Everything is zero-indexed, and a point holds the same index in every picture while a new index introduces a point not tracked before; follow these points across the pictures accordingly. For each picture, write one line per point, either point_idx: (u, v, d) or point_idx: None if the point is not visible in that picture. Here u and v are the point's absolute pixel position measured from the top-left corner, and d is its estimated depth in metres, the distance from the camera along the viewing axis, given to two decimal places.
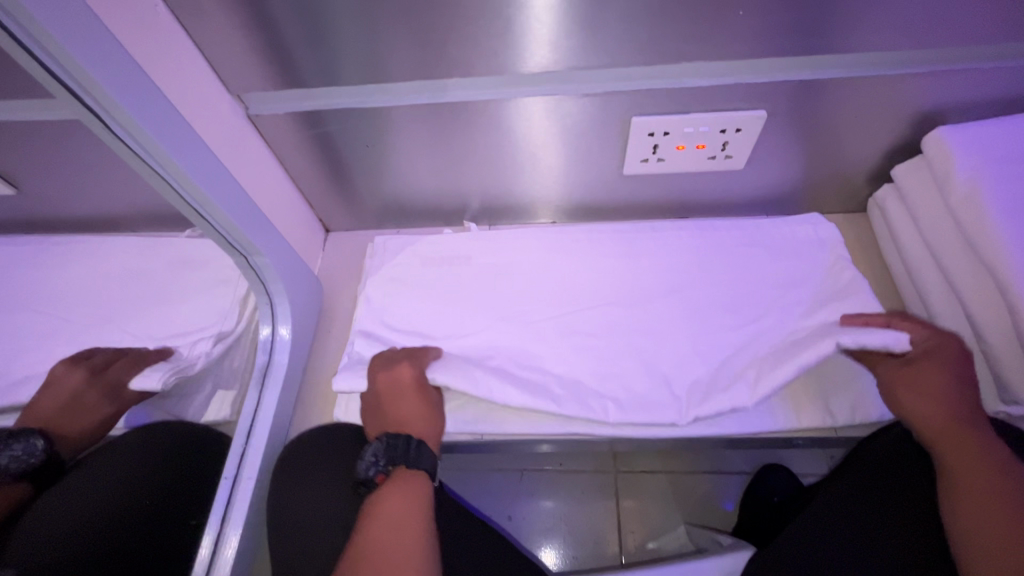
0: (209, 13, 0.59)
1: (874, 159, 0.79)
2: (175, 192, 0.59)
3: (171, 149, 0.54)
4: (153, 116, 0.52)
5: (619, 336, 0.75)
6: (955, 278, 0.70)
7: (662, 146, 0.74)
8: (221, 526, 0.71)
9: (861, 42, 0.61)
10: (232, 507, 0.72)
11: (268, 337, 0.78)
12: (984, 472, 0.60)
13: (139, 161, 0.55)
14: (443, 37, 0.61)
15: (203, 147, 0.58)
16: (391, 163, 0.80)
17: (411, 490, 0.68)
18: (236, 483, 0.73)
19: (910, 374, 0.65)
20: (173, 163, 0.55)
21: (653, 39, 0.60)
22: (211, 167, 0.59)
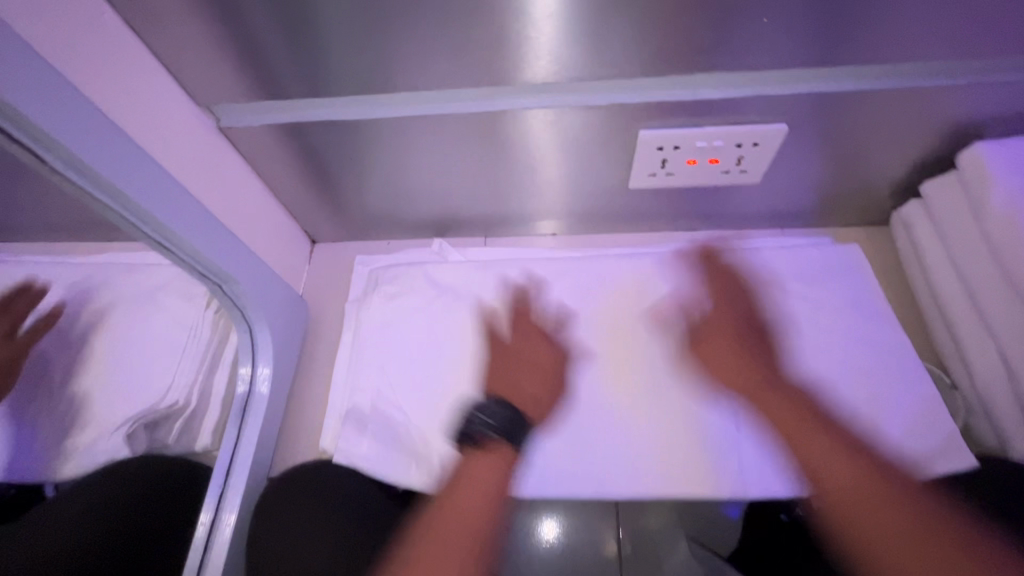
0: (169, 19, 0.53)
1: (901, 172, 0.73)
2: (127, 225, 0.53)
3: (126, 184, 0.48)
4: (103, 153, 0.46)
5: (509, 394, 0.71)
6: (981, 299, 0.65)
7: (671, 160, 0.68)
8: (221, 501, 0.68)
9: (890, 49, 0.55)
10: (232, 474, 0.69)
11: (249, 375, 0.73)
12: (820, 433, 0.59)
13: (99, 208, 0.50)
14: (428, 46, 0.54)
15: (163, 175, 0.53)
16: (379, 175, 0.75)
17: (499, 475, 0.61)
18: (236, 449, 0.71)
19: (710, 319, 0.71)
20: (132, 199, 0.49)
21: (664, 49, 0.54)
22: (175, 199, 0.54)
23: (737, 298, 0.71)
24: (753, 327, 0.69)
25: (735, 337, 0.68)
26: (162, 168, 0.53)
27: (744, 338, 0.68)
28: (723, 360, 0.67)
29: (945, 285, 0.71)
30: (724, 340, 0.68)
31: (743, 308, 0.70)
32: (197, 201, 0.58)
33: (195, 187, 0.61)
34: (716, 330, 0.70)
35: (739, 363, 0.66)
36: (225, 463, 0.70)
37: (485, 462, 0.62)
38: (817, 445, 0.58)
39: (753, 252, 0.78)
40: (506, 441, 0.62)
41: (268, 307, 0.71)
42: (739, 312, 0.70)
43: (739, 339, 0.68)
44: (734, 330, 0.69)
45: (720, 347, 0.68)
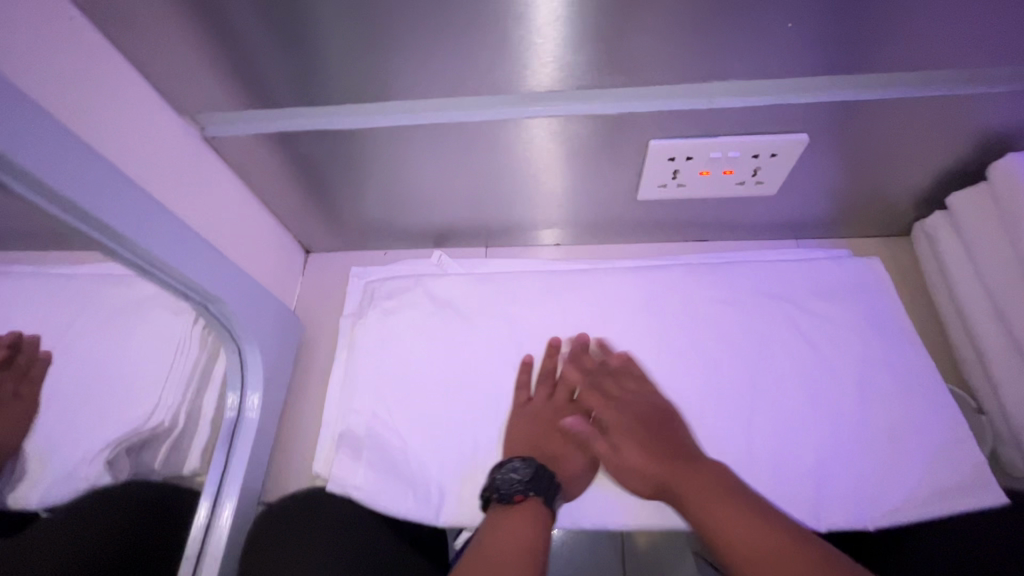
0: (148, 25, 0.49)
1: (926, 183, 0.69)
2: (100, 248, 0.49)
3: (103, 208, 0.45)
4: (78, 175, 0.42)
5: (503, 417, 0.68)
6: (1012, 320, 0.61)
7: (683, 171, 0.64)
8: (220, 487, 0.68)
9: (925, 57, 0.51)
10: (230, 464, 0.69)
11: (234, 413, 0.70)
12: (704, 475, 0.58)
13: (73, 237, 0.46)
14: (428, 52, 0.50)
15: (140, 193, 0.49)
16: (375, 185, 0.71)
17: (529, 525, 0.56)
18: (235, 438, 0.70)
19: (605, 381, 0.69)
20: (106, 223, 0.45)
21: (682, 56, 0.50)
22: (157, 221, 0.51)
23: (620, 402, 0.67)
24: (646, 424, 0.64)
25: (631, 434, 0.64)
26: (143, 189, 0.49)
27: (642, 429, 0.64)
28: (631, 460, 0.62)
29: (971, 304, 0.66)
30: (631, 441, 0.63)
31: (631, 403, 0.66)
32: (182, 221, 0.55)
33: (179, 202, 0.58)
34: (603, 437, 0.65)
35: (662, 449, 0.62)
36: (224, 450, 0.69)
37: (520, 514, 0.57)
38: (711, 515, 0.55)
39: (762, 268, 0.75)
40: (537, 496, 0.58)
41: (259, 325, 0.68)
42: (627, 414, 0.66)
43: (621, 434, 0.64)
44: (636, 428, 0.64)
45: (624, 442, 0.64)
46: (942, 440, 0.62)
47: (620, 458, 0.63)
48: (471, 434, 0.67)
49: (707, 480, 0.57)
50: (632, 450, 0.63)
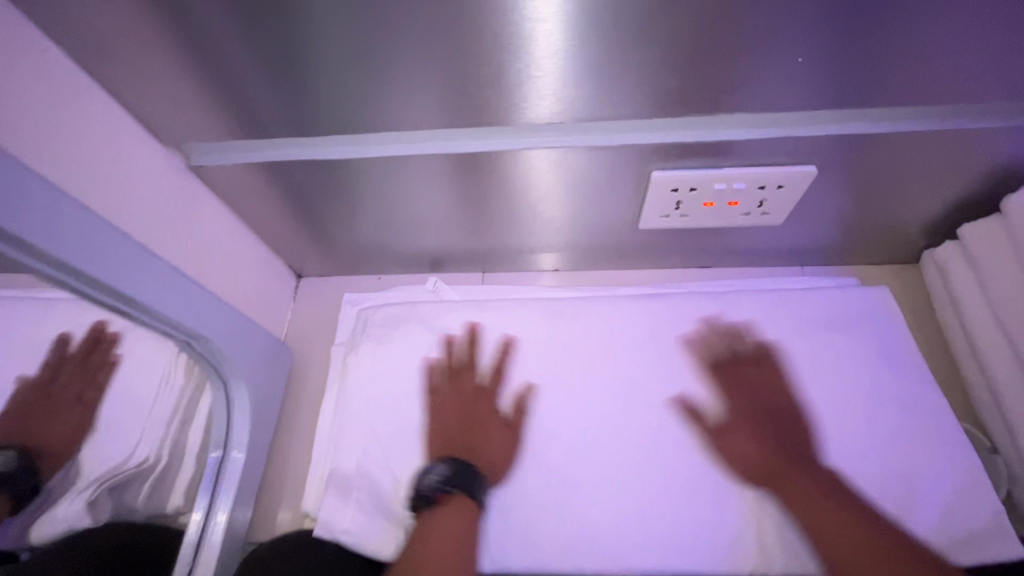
0: (126, 55, 0.47)
1: (936, 213, 0.67)
2: (72, 290, 0.46)
3: (75, 252, 0.42)
4: (48, 219, 0.40)
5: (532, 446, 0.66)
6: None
7: (686, 202, 0.63)
8: (209, 506, 0.65)
9: (939, 92, 0.49)
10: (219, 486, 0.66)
11: (218, 458, 0.67)
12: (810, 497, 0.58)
13: (43, 279, 0.44)
14: (420, 83, 0.48)
15: (117, 231, 0.47)
16: (369, 213, 0.69)
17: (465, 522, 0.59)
18: (224, 459, 0.67)
19: (740, 372, 0.68)
20: (78, 267, 0.43)
21: (684, 88, 0.48)
22: (135, 260, 0.48)
23: (752, 388, 0.67)
24: (758, 416, 0.65)
25: (749, 425, 0.64)
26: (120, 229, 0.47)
27: (757, 421, 0.64)
28: (744, 444, 0.63)
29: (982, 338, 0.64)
30: (742, 429, 0.64)
31: (768, 388, 0.67)
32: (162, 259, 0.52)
33: (161, 236, 0.56)
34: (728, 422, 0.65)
35: (778, 440, 0.62)
36: (213, 469, 0.67)
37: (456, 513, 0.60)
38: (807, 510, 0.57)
39: (768, 297, 0.73)
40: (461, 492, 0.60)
41: (245, 358, 0.66)
42: (747, 402, 0.66)
43: (746, 422, 0.65)
44: (763, 418, 0.64)
45: (739, 426, 0.64)
46: (954, 483, 0.61)
47: (731, 447, 0.64)
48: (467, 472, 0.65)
49: (810, 483, 0.59)
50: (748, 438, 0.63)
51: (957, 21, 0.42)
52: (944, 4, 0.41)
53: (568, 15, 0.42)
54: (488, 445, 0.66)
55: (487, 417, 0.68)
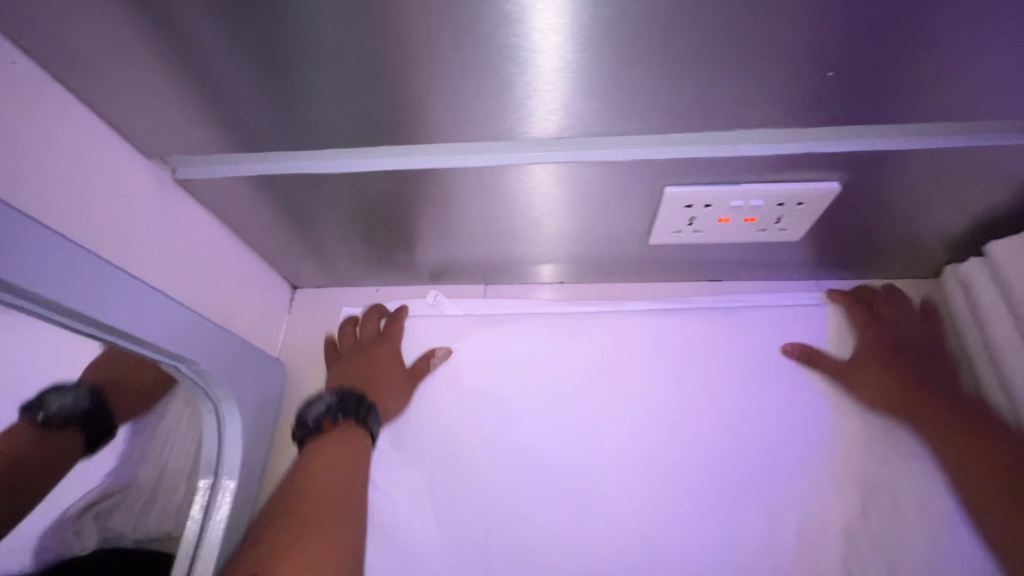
0: (101, 67, 0.44)
1: (961, 229, 0.64)
2: (41, 317, 0.43)
3: (46, 283, 0.40)
4: (16, 251, 0.37)
5: (549, 466, 0.64)
6: None
7: (700, 218, 0.60)
8: (201, 531, 0.63)
9: (975, 108, 0.46)
10: (211, 511, 0.63)
11: (210, 483, 0.64)
12: (981, 430, 0.58)
13: (11, 307, 0.41)
14: (418, 97, 0.45)
15: (93, 256, 0.44)
16: (366, 225, 0.66)
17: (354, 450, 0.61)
18: (217, 484, 0.64)
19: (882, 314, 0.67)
20: (47, 297, 0.40)
21: (701, 103, 0.45)
22: (114, 287, 0.45)
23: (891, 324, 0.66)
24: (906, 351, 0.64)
25: (883, 358, 0.64)
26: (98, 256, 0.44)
27: (895, 357, 0.63)
28: (873, 382, 0.64)
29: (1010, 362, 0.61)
30: (878, 366, 0.64)
31: (893, 326, 0.66)
32: (145, 282, 0.49)
33: (145, 255, 0.53)
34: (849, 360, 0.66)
35: (907, 377, 0.62)
36: (205, 493, 0.64)
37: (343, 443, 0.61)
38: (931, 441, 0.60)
39: (785, 313, 0.71)
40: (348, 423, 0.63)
41: (236, 379, 0.63)
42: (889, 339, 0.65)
43: (874, 358, 0.64)
44: (888, 357, 0.64)
45: (871, 366, 0.64)
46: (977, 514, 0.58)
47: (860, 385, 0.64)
48: (470, 497, 0.63)
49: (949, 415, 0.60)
50: (871, 375, 0.64)
51: (1000, 35, 0.39)
52: (988, 17, 0.37)
53: (577, 27, 0.38)
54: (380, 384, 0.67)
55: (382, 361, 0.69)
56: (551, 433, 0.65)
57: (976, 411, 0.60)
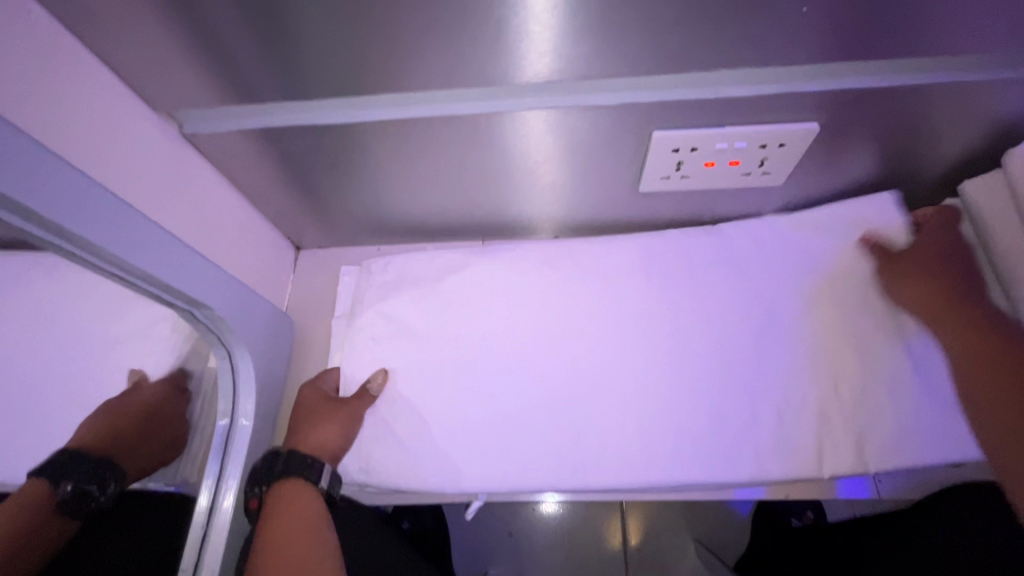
0: (110, 18, 0.46)
1: (938, 171, 0.67)
2: (69, 254, 0.47)
3: (75, 224, 0.43)
4: (49, 193, 0.41)
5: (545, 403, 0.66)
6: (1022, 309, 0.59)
7: (687, 163, 0.62)
8: (221, 468, 0.67)
9: (945, 45, 0.48)
10: (232, 449, 0.67)
11: (226, 427, 0.67)
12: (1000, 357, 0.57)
13: (43, 244, 0.45)
14: (414, 43, 0.47)
15: (114, 199, 0.47)
16: (365, 180, 0.68)
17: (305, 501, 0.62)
18: (233, 426, 0.68)
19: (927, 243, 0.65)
20: (78, 236, 0.43)
21: (685, 43, 0.47)
22: (135, 229, 0.49)
23: (931, 232, 0.66)
24: (945, 255, 0.64)
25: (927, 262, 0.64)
26: (118, 202, 0.47)
27: (935, 257, 0.64)
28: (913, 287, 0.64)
29: (1011, 284, 0.61)
30: (920, 266, 0.64)
31: (941, 235, 0.65)
32: (161, 228, 0.53)
33: (157, 205, 0.55)
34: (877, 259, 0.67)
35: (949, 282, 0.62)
36: (222, 434, 0.67)
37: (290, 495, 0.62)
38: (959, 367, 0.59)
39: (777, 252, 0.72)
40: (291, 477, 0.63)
41: (247, 329, 0.66)
42: (936, 245, 0.64)
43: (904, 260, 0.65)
44: (931, 258, 0.64)
45: (908, 271, 0.64)
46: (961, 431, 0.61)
47: (895, 289, 0.65)
48: (477, 434, 0.66)
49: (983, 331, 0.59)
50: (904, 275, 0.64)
51: None
52: None
53: None
54: (324, 438, 0.65)
55: (322, 414, 0.67)
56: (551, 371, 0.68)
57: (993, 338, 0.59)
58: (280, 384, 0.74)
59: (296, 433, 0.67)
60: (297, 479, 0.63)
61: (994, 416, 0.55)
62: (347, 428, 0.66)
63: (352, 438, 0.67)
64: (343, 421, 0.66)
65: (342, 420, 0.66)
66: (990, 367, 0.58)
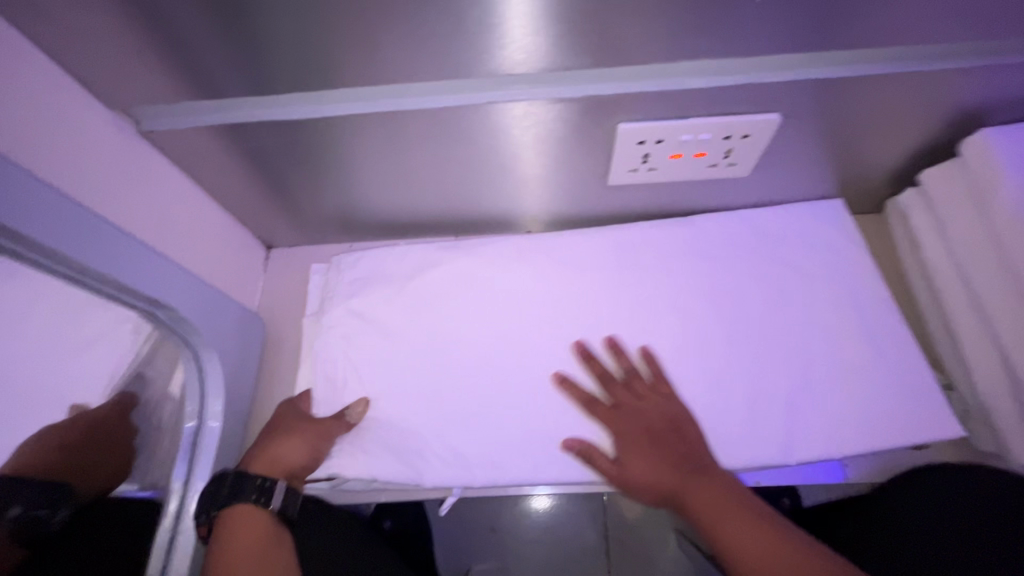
0: (58, 13, 0.44)
1: (899, 160, 0.68)
2: (22, 258, 0.45)
3: (30, 227, 0.42)
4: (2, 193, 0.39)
5: (520, 396, 0.66)
6: (979, 294, 0.61)
7: (653, 155, 0.63)
8: (189, 471, 0.66)
9: (900, 35, 0.49)
10: (198, 452, 0.66)
11: (194, 429, 0.67)
12: (739, 522, 0.54)
13: None
14: (373, 35, 0.47)
15: (71, 201, 0.46)
16: (332, 177, 0.67)
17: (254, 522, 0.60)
18: (201, 427, 0.67)
19: (639, 391, 0.65)
20: (33, 241, 0.42)
21: (646, 34, 0.48)
22: (93, 231, 0.48)
23: (626, 411, 0.64)
24: (653, 432, 0.62)
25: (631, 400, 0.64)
26: (76, 204, 0.46)
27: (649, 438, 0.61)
28: (639, 449, 0.61)
29: (968, 270, 0.62)
30: (636, 444, 0.61)
31: (646, 409, 0.63)
32: (121, 228, 0.51)
33: (115, 205, 0.54)
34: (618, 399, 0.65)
35: (666, 456, 0.60)
36: (190, 437, 0.66)
37: (238, 521, 0.60)
38: (724, 524, 0.55)
39: (743, 241, 0.73)
40: (240, 502, 0.60)
41: (215, 329, 0.65)
42: (634, 425, 0.62)
43: (628, 408, 0.64)
44: (642, 438, 0.62)
45: (633, 424, 0.63)
46: (923, 411, 0.63)
47: (627, 465, 0.61)
48: (451, 430, 0.65)
49: (723, 486, 0.57)
50: (623, 422, 0.63)
51: None
52: None
53: None
54: (289, 455, 0.64)
55: (288, 431, 0.65)
56: (523, 364, 0.68)
57: (728, 498, 0.56)
58: (250, 386, 0.73)
59: (261, 447, 0.65)
60: (247, 503, 0.60)
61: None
62: (315, 448, 0.64)
63: (318, 457, 0.64)
64: (309, 441, 0.64)
65: (307, 438, 0.64)
66: (750, 520, 0.54)
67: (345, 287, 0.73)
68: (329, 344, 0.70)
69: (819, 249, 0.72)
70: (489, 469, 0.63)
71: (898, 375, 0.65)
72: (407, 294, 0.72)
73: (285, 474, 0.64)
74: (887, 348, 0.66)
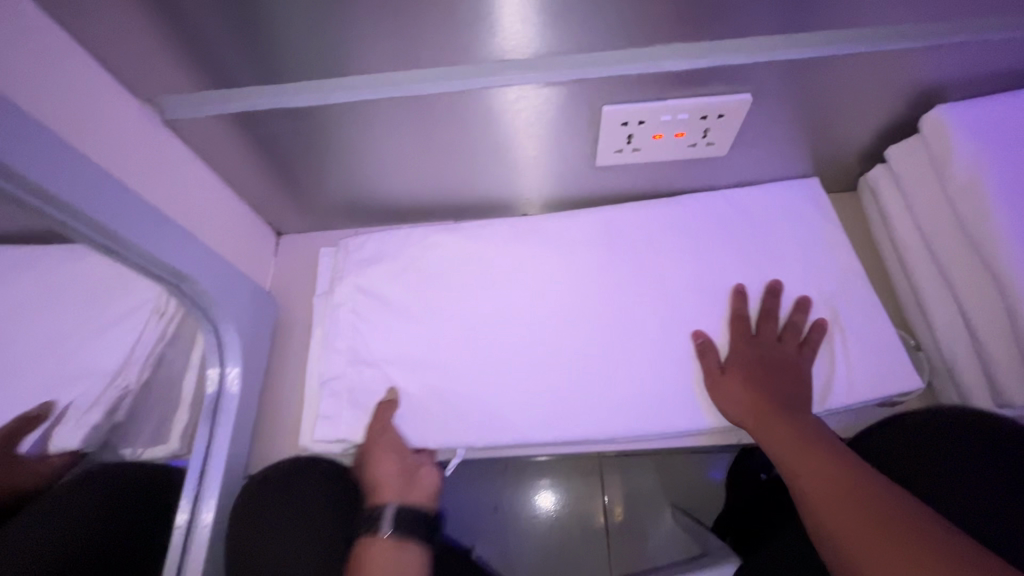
0: (94, 8, 0.50)
1: (867, 138, 0.73)
2: (66, 231, 0.50)
3: (70, 195, 0.47)
4: (48, 163, 0.45)
5: (517, 363, 0.71)
6: (944, 257, 0.66)
7: (636, 136, 0.68)
8: (211, 436, 0.70)
9: (852, 16, 0.55)
10: (219, 416, 0.71)
11: (213, 394, 0.71)
12: (813, 457, 0.56)
13: (42, 219, 0.48)
14: (378, 24, 0.52)
15: (105, 174, 0.51)
16: (339, 163, 0.72)
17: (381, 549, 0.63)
18: (221, 392, 0.71)
19: (789, 334, 0.69)
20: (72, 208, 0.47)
21: (621, 19, 0.53)
22: (124, 204, 0.53)
23: (760, 344, 0.68)
24: (757, 369, 0.66)
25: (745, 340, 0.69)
26: (109, 178, 0.51)
27: (755, 375, 0.65)
28: (734, 382, 0.65)
29: (932, 236, 0.67)
30: (737, 379, 0.65)
31: (772, 351, 0.68)
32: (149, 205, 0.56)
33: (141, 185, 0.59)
34: (745, 336, 0.69)
35: (760, 390, 0.64)
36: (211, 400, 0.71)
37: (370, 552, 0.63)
38: (801, 461, 0.57)
39: (724, 216, 0.78)
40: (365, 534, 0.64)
41: (232, 304, 0.70)
42: (742, 361, 0.67)
43: (755, 345, 0.68)
44: (749, 370, 0.66)
45: (738, 360, 0.67)
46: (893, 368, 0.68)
47: (717, 394, 0.66)
48: (453, 396, 0.70)
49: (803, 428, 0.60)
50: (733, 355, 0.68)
51: None
52: None
53: None
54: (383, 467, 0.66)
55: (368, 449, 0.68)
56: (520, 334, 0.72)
57: (812, 436, 0.58)
58: (263, 362, 0.78)
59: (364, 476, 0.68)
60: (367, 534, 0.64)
61: (826, 509, 0.53)
62: (395, 445, 0.67)
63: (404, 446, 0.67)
64: (388, 448, 0.66)
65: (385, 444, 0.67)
66: (826, 457, 0.56)
67: (351, 267, 0.78)
68: (339, 319, 0.75)
69: (795, 222, 0.77)
70: (489, 430, 0.68)
71: (870, 337, 0.69)
72: (410, 272, 0.77)
73: (397, 481, 0.66)
74: (860, 313, 0.71)
